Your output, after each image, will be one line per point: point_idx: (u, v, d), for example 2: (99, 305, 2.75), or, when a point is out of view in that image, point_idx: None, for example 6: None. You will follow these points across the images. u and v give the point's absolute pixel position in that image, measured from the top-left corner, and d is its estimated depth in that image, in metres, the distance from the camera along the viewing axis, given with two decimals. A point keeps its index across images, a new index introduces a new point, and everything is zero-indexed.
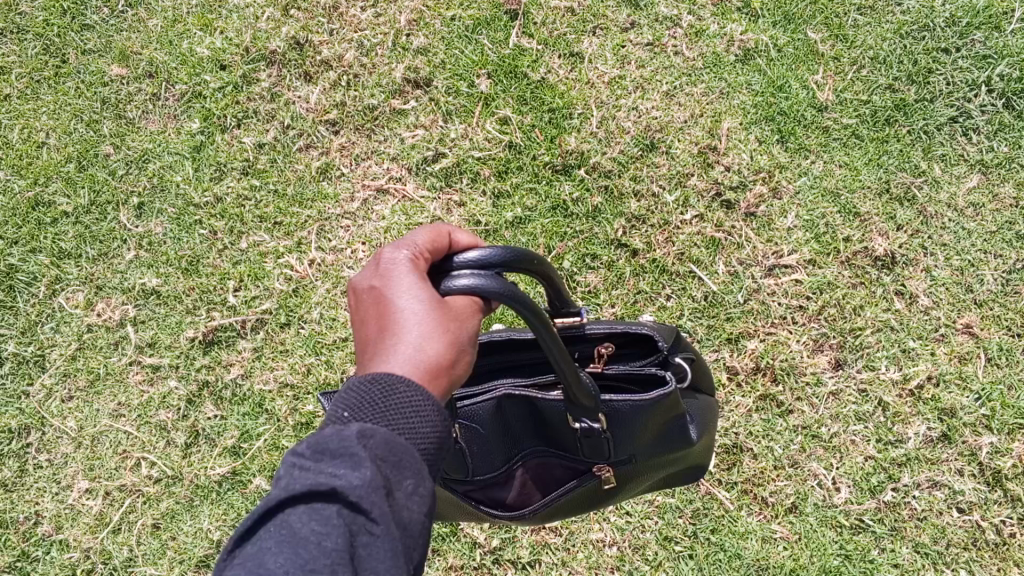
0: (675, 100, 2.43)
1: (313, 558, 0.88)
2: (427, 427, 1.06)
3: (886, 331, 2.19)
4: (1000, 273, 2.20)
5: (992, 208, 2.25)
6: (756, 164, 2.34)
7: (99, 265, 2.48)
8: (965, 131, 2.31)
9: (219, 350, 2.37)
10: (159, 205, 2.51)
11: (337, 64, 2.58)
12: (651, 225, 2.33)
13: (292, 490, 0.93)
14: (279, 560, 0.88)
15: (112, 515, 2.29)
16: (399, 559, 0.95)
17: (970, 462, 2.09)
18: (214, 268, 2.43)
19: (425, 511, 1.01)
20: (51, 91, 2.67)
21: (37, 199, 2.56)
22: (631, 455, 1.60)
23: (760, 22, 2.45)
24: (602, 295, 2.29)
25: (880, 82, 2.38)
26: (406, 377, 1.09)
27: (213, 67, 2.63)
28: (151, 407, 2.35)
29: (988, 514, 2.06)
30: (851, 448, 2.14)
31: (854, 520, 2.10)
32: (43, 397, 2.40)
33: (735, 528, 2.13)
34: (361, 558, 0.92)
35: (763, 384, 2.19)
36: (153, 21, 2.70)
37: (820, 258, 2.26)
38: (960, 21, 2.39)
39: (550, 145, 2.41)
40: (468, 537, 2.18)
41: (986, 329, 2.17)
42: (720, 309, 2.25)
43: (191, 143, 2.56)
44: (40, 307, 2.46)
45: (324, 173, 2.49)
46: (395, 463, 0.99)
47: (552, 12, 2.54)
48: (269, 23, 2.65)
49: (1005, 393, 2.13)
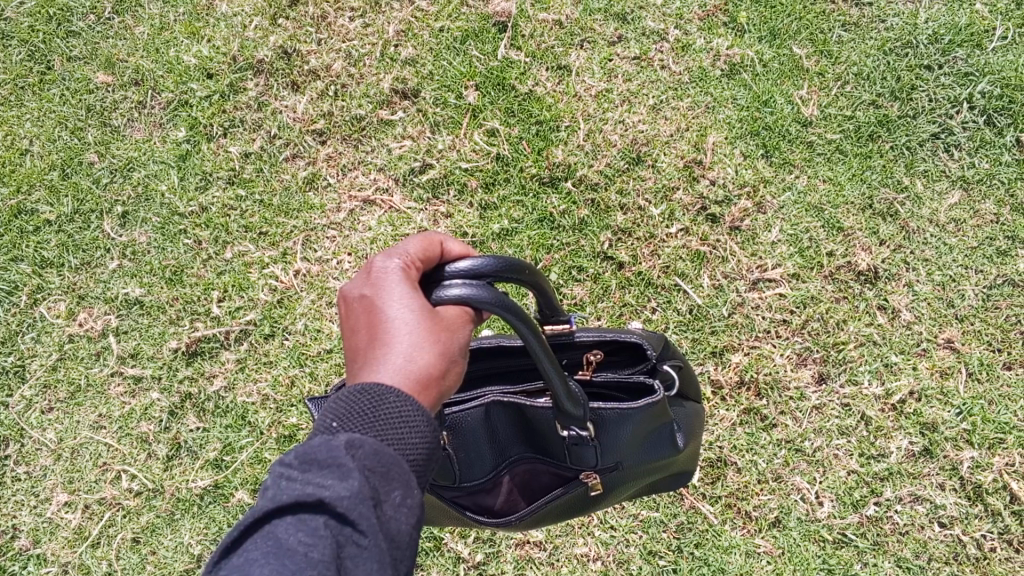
0: (661, 114, 2.44)
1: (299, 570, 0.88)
2: (417, 438, 1.06)
3: (869, 345, 2.21)
4: (981, 288, 2.22)
5: (973, 224, 2.27)
6: (741, 178, 2.36)
7: (82, 274, 2.46)
8: (947, 148, 2.34)
9: (203, 361, 2.35)
10: (143, 215, 2.50)
11: (325, 74, 2.58)
12: (637, 237, 2.34)
13: (279, 501, 0.93)
14: (266, 571, 0.88)
15: (91, 528, 2.27)
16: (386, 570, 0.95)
17: (952, 477, 2.11)
18: (198, 278, 2.42)
19: (413, 522, 1.00)
20: (35, 98, 2.65)
21: (19, 207, 2.54)
22: (618, 462, 1.60)
23: (746, 37, 2.48)
24: (587, 308, 2.29)
25: (864, 98, 2.40)
26: (396, 387, 1.08)
27: (199, 75, 2.62)
28: (133, 419, 2.33)
29: (969, 528, 2.07)
30: (834, 462, 2.15)
31: (836, 534, 2.11)
32: (23, 407, 2.37)
33: (719, 542, 2.13)
34: (347, 569, 0.92)
35: (747, 398, 2.20)
36: (139, 29, 2.70)
37: (803, 272, 2.28)
38: (942, 38, 2.43)
39: (537, 157, 2.42)
40: (452, 551, 2.17)
41: (967, 344, 2.19)
42: (705, 322, 2.26)
43: (177, 152, 2.55)
44: (21, 316, 2.44)
45: (311, 183, 2.48)
46: (384, 473, 0.99)
47: (540, 24, 2.55)
48: (256, 32, 2.65)
49: (986, 408, 2.14)
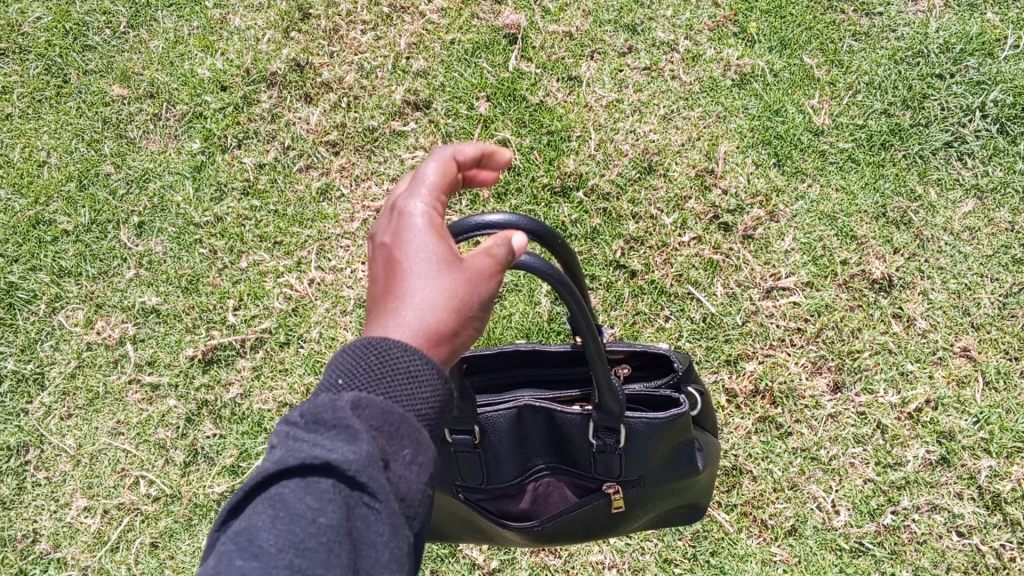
0: (673, 123, 2.45)
1: (308, 536, 0.84)
2: (428, 393, 0.99)
3: (884, 354, 2.20)
4: (997, 296, 2.21)
5: (988, 232, 2.27)
6: (753, 187, 2.36)
7: (99, 283, 2.48)
8: (960, 156, 2.34)
9: (218, 369, 2.36)
10: (159, 224, 2.52)
11: (338, 86, 2.60)
12: (650, 246, 2.34)
13: (284, 463, 0.88)
14: (273, 538, 0.84)
15: (110, 533, 2.27)
16: (399, 531, 0.91)
17: (969, 486, 2.09)
18: (214, 287, 2.43)
19: (426, 479, 0.95)
20: (52, 110, 2.68)
21: (37, 217, 2.55)
22: (642, 479, 1.59)
23: (757, 47, 2.49)
24: (601, 316, 2.29)
25: (876, 108, 2.40)
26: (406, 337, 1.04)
27: (214, 87, 2.64)
28: (150, 425, 2.34)
29: (988, 538, 2.05)
30: (850, 470, 2.13)
31: (853, 543, 2.09)
32: (41, 415, 2.38)
33: (735, 550, 2.11)
34: (359, 532, 0.88)
35: (762, 406, 2.20)
36: (154, 42, 2.73)
37: (818, 280, 2.27)
38: (953, 47, 2.43)
39: (549, 167, 2.42)
40: (467, 558, 2.16)
41: (983, 352, 2.18)
42: (719, 330, 2.25)
43: (192, 163, 2.57)
44: (40, 325, 2.46)
45: (325, 194, 2.50)
46: (393, 432, 0.93)
47: (550, 36, 2.57)
48: (269, 45, 2.68)
49: (1004, 417, 2.13)
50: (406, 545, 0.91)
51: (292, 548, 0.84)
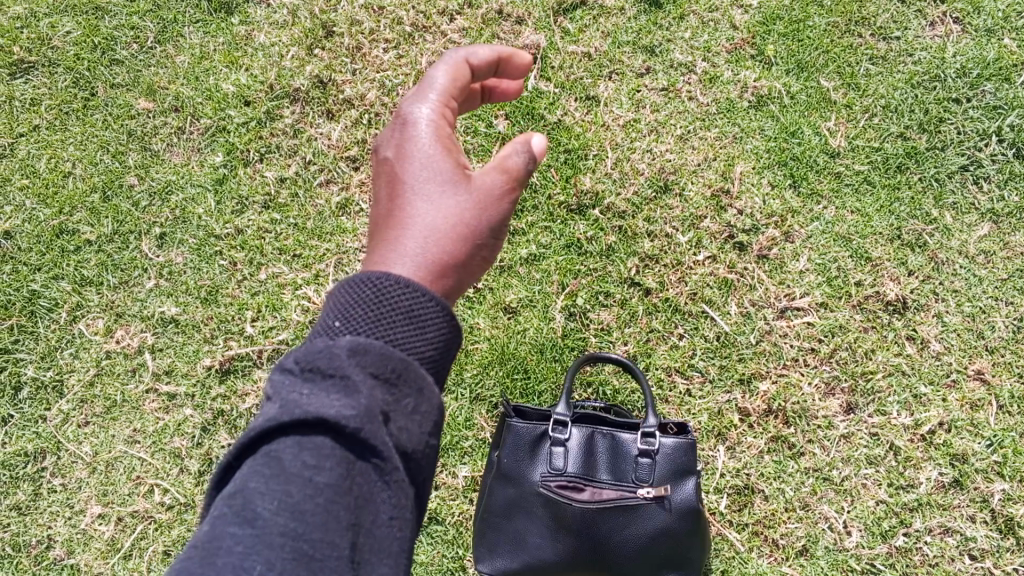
0: (689, 144, 2.47)
1: (307, 498, 0.80)
2: (427, 329, 1.03)
3: (898, 376, 2.20)
4: (1011, 320, 2.22)
5: (1003, 255, 2.27)
6: (768, 208, 2.37)
7: (120, 292, 2.52)
8: (976, 180, 2.35)
9: (235, 379, 2.40)
10: (180, 236, 2.56)
11: (359, 103, 2.65)
12: (664, 264, 2.35)
13: (278, 418, 0.83)
14: (269, 501, 0.79)
15: (124, 540, 2.30)
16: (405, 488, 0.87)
17: (982, 509, 2.09)
18: (232, 299, 2.47)
19: (427, 429, 0.93)
20: (79, 122, 2.74)
21: (61, 227, 2.61)
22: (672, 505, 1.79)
23: (774, 69, 2.51)
24: (615, 333, 2.30)
25: (892, 130, 2.42)
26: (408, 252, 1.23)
27: (237, 103, 2.69)
28: (166, 435, 2.37)
29: (1000, 562, 2.06)
30: (862, 491, 2.13)
31: (865, 564, 2.09)
32: (59, 422, 2.42)
33: (746, 570, 2.11)
34: (362, 494, 0.84)
35: (775, 426, 2.19)
36: (180, 57, 2.79)
37: (832, 301, 2.28)
38: (971, 72, 2.45)
39: (566, 185, 2.44)
40: None
41: (997, 375, 2.18)
42: (732, 350, 2.26)
43: (214, 176, 2.61)
44: (60, 332, 2.50)
45: (344, 209, 2.54)
46: (393, 380, 0.91)
47: (569, 56, 2.60)
48: (293, 62, 2.73)
49: (1017, 440, 2.13)
50: (410, 497, 0.88)
51: (287, 510, 0.79)
